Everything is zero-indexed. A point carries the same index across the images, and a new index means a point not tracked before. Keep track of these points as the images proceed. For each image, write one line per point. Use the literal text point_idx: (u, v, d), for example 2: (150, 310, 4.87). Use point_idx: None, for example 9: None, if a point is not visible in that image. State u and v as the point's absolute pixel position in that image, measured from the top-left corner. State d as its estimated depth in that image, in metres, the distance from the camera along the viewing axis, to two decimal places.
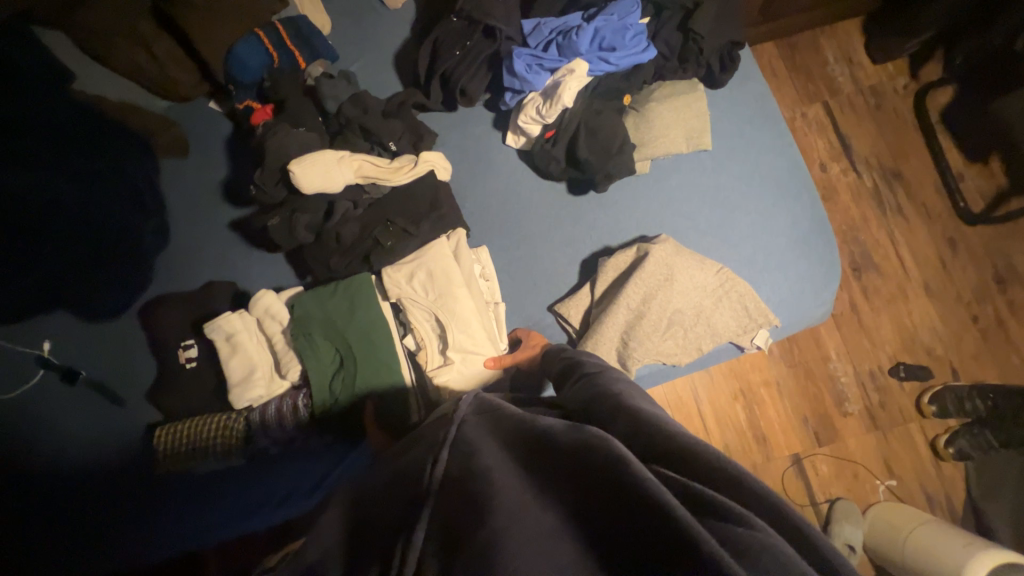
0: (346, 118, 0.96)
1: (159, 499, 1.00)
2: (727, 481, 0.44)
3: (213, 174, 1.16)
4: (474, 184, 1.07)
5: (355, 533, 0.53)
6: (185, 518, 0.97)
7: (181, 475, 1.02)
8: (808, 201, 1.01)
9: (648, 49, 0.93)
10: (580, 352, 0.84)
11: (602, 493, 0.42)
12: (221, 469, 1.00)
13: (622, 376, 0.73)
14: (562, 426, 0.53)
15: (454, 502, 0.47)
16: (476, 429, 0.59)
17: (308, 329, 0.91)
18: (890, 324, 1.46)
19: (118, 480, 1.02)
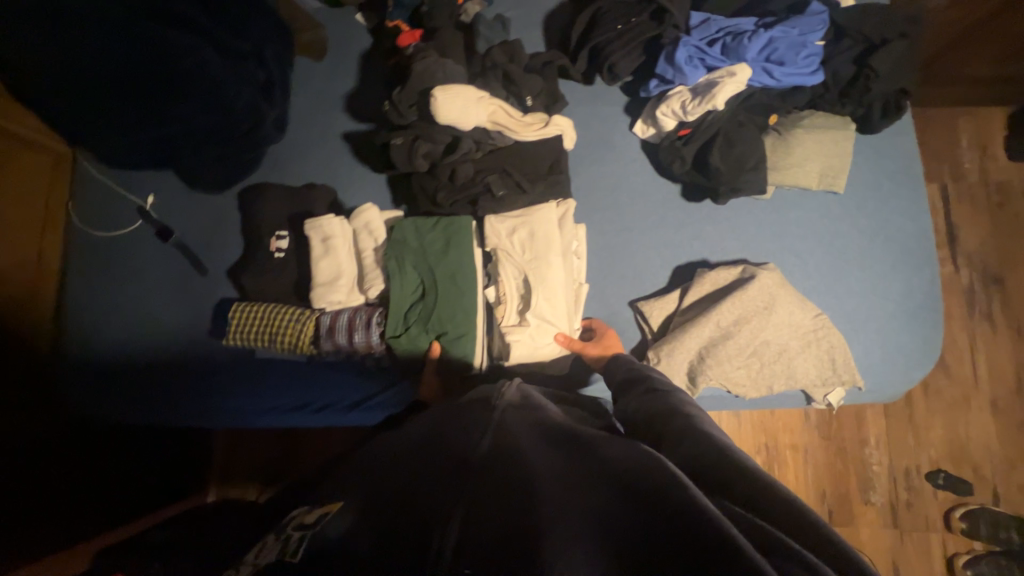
0: (492, 61, 0.95)
1: (216, 372, 1.08)
2: (793, 519, 0.47)
3: (341, 83, 1.18)
4: (589, 162, 1.05)
5: (390, 481, 0.57)
6: (234, 394, 1.05)
7: (240, 356, 1.09)
8: (927, 275, 0.96)
9: (816, 73, 0.89)
10: (639, 363, 0.83)
11: (647, 501, 0.47)
12: (276, 361, 1.06)
13: (684, 398, 0.73)
14: (603, 439, 0.60)
15: (501, 479, 0.53)
16: (518, 422, 0.66)
17: (400, 253, 0.91)
18: (942, 429, 1.68)
19: (187, 342, 1.11)
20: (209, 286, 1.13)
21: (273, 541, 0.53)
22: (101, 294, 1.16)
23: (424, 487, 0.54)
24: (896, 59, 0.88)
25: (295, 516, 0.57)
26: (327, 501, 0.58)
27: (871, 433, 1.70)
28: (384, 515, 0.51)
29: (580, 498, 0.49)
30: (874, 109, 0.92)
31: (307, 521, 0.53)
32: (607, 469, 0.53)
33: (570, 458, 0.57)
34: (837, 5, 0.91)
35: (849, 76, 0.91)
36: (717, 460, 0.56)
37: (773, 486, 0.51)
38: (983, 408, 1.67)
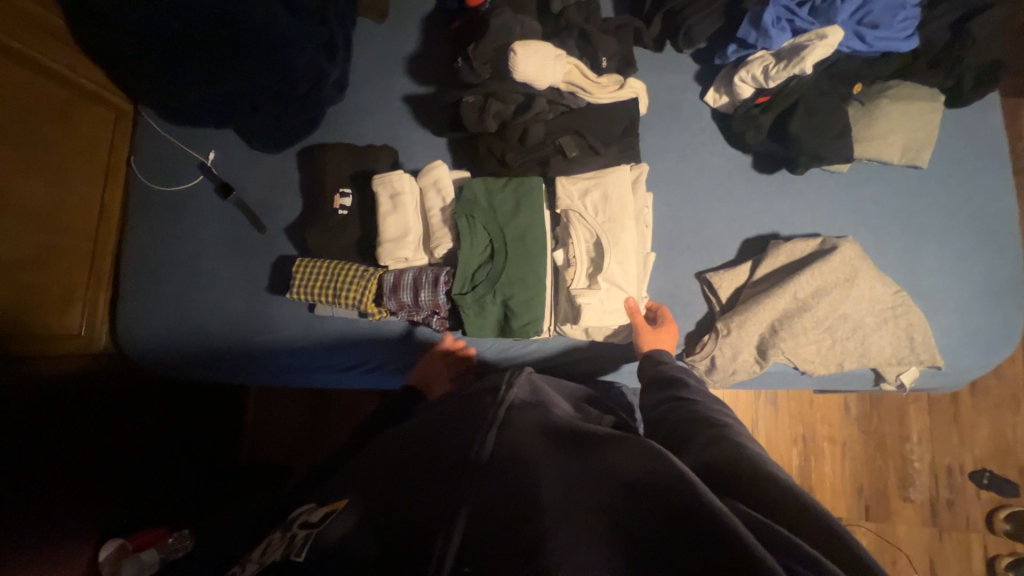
0: (568, 20, 0.93)
1: (272, 330, 1.10)
2: (809, 525, 0.47)
3: (402, 45, 1.16)
4: (658, 129, 1.02)
5: (393, 487, 0.58)
6: (286, 357, 1.11)
7: (285, 322, 1.10)
8: (1012, 257, 0.93)
9: (909, 39, 0.86)
10: (672, 362, 0.82)
11: (654, 512, 0.46)
12: (323, 325, 1.09)
13: (716, 405, 0.72)
14: (615, 436, 0.57)
15: (504, 489, 0.52)
16: (525, 416, 0.63)
17: (470, 211, 0.89)
18: (988, 429, 1.64)
19: (231, 307, 1.12)
20: (267, 244, 1.13)
21: (279, 538, 0.57)
22: (144, 254, 1.16)
23: (426, 496, 0.53)
24: (994, 26, 0.85)
25: (301, 514, 0.62)
26: (330, 499, 0.62)
27: (913, 429, 1.66)
28: (383, 532, 0.52)
29: (584, 503, 0.49)
30: (965, 80, 0.89)
31: (310, 519, 0.57)
32: (618, 477, 0.51)
33: (579, 460, 0.55)
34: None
35: (942, 44, 0.88)
36: (742, 467, 0.55)
37: (798, 495, 0.50)
38: None
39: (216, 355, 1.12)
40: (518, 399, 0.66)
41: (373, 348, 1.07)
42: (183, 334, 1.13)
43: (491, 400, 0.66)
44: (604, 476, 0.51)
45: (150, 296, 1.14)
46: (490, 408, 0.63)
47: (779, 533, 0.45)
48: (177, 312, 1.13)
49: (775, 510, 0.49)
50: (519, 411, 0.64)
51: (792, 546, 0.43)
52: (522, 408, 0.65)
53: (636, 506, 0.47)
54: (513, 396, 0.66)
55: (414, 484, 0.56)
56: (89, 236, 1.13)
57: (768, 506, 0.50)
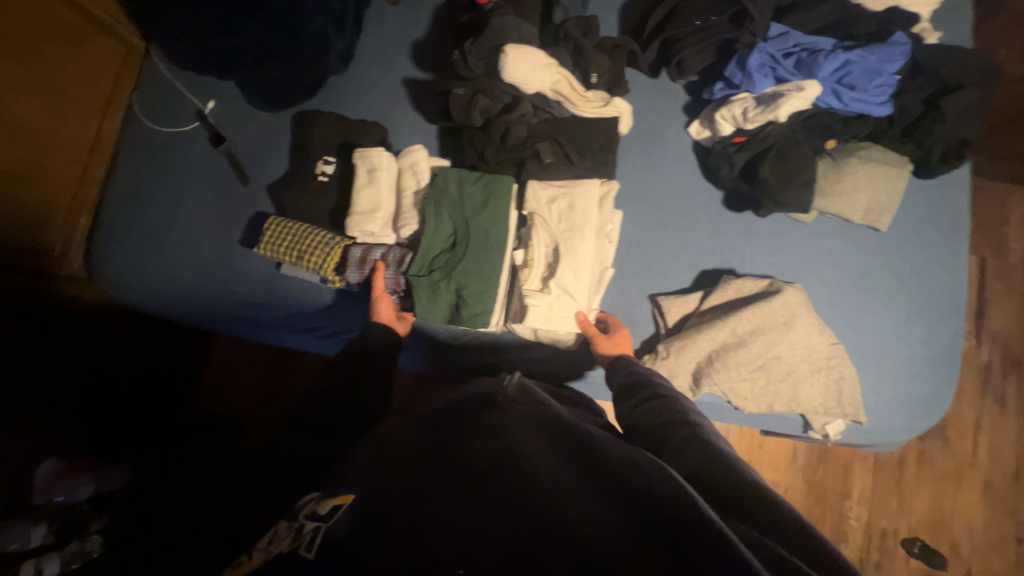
0: (566, 32, 0.96)
1: (238, 281, 1.13)
2: (776, 522, 0.52)
3: (413, 29, 1.20)
4: (637, 152, 1.05)
5: (400, 462, 0.61)
6: (244, 308, 1.14)
7: (250, 273, 1.13)
8: (952, 329, 0.96)
9: (882, 106, 0.90)
10: (640, 363, 0.87)
11: (648, 508, 0.51)
12: (282, 284, 1.11)
13: (685, 406, 0.76)
14: (603, 442, 0.64)
15: (508, 476, 0.56)
16: (524, 422, 0.69)
17: (439, 199, 0.92)
18: (927, 499, 1.67)
19: (203, 251, 1.15)
20: (249, 199, 1.16)
21: (283, 528, 0.53)
22: (129, 188, 1.19)
23: (433, 476, 0.57)
24: (964, 106, 0.89)
25: (307, 502, 0.57)
26: (337, 488, 0.58)
27: (855, 488, 1.69)
28: (392, 515, 0.51)
29: (583, 494, 0.54)
30: (933, 152, 0.92)
31: (319, 511, 0.53)
32: (614, 477, 0.56)
33: (574, 460, 0.61)
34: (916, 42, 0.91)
35: (915, 115, 0.92)
36: (723, 481, 0.59)
37: (768, 497, 0.55)
38: (974, 486, 1.67)
39: (188, 294, 1.15)
40: (515, 408, 0.74)
41: (343, 314, 1.11)
42: (154, 271, 1.15)
43: (493, 409, 0.74)
44: (598, 476, 0.57)
45: (126, 232, 1.17)
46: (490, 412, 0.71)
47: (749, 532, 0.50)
48: (150, 249, 1.16)
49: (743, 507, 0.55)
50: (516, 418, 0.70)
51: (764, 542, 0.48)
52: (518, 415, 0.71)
53: (628, 498, 0.53)
54: (510, 407, 0.74)
55: (421, 463, 0.60)
56: (78, 162, 1.16)
57: (746, 512, 0.54)
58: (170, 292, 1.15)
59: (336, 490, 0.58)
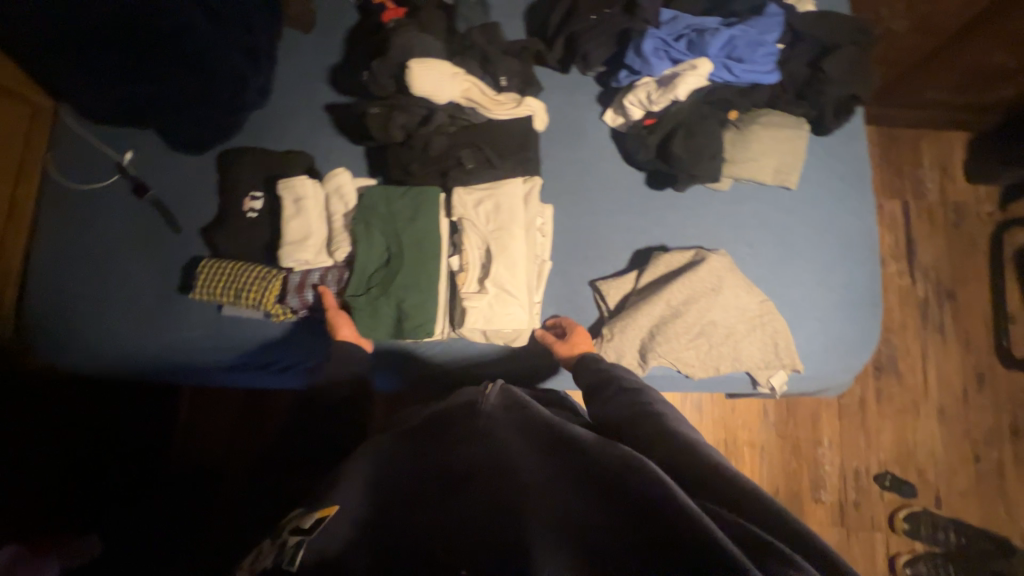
0: (471, 41, 0.99)
1: (185, 325, 1.10)
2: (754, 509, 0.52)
3: (327, 55, 1.20)
4: (559, 146, 1.09)
5: (386, 492, 0.59)
6: (196, 347, 1.10)
7: (194, 314, 1.11)
8: (869, 270, 1.02)
9: (772, 73, 0.96)
10: (605, 357, 0.89)
11: (636, 504, 0.49)
12: (230, 319, 1.10)
13: (653, 395, 0.77)
14: (588, 438, 0.61)
15: (493, 493, 0.54)
16: (504, 425, 0.67)
17: (368, 218, 0.93)
18: (891, 433, 1.77)
19: (141, 302, 1.12)
20: (183, 244, 1.14)
21: (265, 547, 0.53)
22: (55, 249, 1.15)
23: (418, 502, 0.56)
24: (845, 65, 0.95)
25: (291, 518, 0.57)
26: (319, 500, 0.58)
27: (825, 435, 1.76)
28: (380, 551, 0.51)
29: (570, 501, 0.52)
30: (826, 111, 0.99)
31: (302, 524, 0.53)
32: (601, 472, 0.54)
33: (558, 458, 0.59)
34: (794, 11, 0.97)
35: (804, 78, 0.98)
36: (695, 467, 0.60)
37: (749, 484, 0.55)
38: (930, 414, 1.78)
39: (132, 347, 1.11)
40: (495, 410, 0.71)
41: (296, 345, 1.10)
42: (95, 326, 1.11)
43: (472, 412, 0.71)
44: (585, 475, 0.55)
45: (56, 295, 1.12)
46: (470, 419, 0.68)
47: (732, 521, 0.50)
48: (85, 309, 1.12)
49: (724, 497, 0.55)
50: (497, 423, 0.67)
51: (749, 536, 0.48)
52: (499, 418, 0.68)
53: (613, 494, 0.51)
54: (489, 409, 0.71)
55: (406, 489, 0.58)
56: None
57: (727, 500, 0.54)
58: (114, 348, 1.11)
59: (318, 502, 0.58)
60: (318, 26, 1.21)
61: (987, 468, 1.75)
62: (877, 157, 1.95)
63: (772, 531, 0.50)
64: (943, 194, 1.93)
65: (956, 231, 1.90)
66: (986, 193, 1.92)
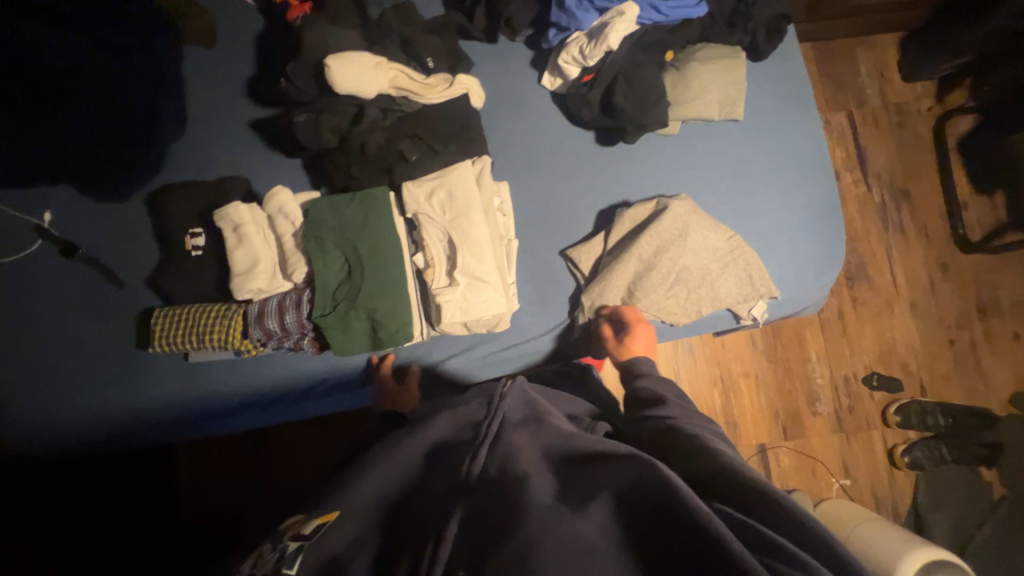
0: (386, 26, 0.93)
1: (169, 373, 1.05)
2: (797, 529, 0.49)
3: (238, 67, 1.12)
4: (502, 119, 1.05)
5: (392, 505, 0.60)
6: (188, 394, 1.04)
7: (177, 361, 1.05)
8: (826, 186, 1.03)
9: (698, 6, 0.92)
10: (649, 376, 0.84)
11: (656, 520, 0.47)
12: (215, 360, 1.03)
13: (693, 417, 0.74)
14: (611, 445, 0.57)
15: (496, 504, 0.52)
16: (520, 430, 0.61)
17: (319, 233, 0.88)
18: (872, 336, 1.85)
19: (105, 366, 1.05)
20: (132, 298, 1.07)
21: (268, 549, 0.58)
22: None
23: (416, 511, 0.56)
24: None
25: (292, 523, 0.62)
26: (319, 510, 0.62)
27: (812, 351, 1.83)
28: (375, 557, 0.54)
29: (583, 517, 0.50)
30: (759, 35, 0.98)
31: (303, 531, 0.58)
32: (622, 485, 0.51)
33: (580, 473, 0.55)
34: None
35: (731, 6, 0.96)
36: (764, 504, 0.51)
37: (791, 504, 0.51)
38: (904, 311, 1.86)
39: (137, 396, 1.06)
40: (514, 412, 0.64)
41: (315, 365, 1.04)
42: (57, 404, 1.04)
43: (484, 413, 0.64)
44: (600, 486, 0.52)
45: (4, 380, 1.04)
46: (483, 420, 0.62)
47: (767, 539, 0.47)
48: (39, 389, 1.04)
49: (761, 512, 0.51)
50: (511, 420, 0.63)
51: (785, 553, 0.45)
52: (515, 417, 0.63)
53: (634, 523, 0.49)
54: (507, 409, 0.63)
55: (409, 498, 0.59)
56: None
57: (767, 518, 0.50)
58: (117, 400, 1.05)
59: (318, 511, 0.62)
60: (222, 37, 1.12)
61: (963, 351, 1.84)
62: (816, 72, 1.97)
63: (803, 546, 0.48)
64: (884, 97, 1.96)
65: (901, 131, 1.95)
66: (924, 88, 1.96)
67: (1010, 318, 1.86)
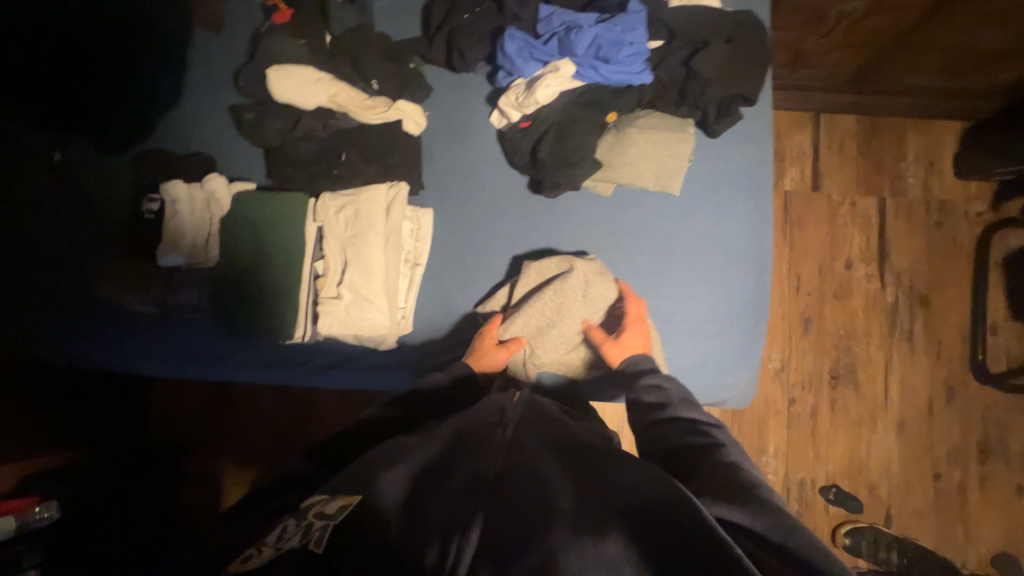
0: (343, 47, 1.01)
1: (137, 317, 1.08)
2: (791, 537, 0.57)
3: (226, 43, 1.18)
4: (441, 147, 1.03)
5: (419, 483, 0.62)
6: (152, 339, 1.07)
7: (138, 310, 1.08)
8: (753, 283, 0.97)
9: (642, 73, 0.93)
10: (653, 372, 0.86)
11: (667, 524, 0.56)
12: (169, 315, 1.06)
13: (695, 415, 0.78)
14: (619, 458, 0.66)
15: (520, 492, 0.59)
16: (530, 435, 0.70)
17: (235, 223, 0.98)
18: (843, 445, 1.68)
19: (65, 292, 1.11)
20: None
21: (292, 525, 0.57)
22: None
23: (443, 492, 0.60)
24: (718, 63, 0.91)
25: (313, 502, 0.61)
26: (342, 487, 0.63)
27: (771, 443, 1.69)
28: (394, 528, 0.56)
29: (599, 518, 0.57)
30: (708, 111, 0.95)
31: (325, 510, 0.58)
32: (630, 493, 0.60)
33: (596, 482, 0.62)
34: (666, 7, 0.96)
35: (680, 78, 0.95)
36: (769, 519, 0.59)
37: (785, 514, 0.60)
38: (888, 428, 1.67)
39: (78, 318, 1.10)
40: (520, 421, 0.73)
41: (231, 340, 1.04)
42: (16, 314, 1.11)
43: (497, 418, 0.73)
44: (609, 493, 0.60)
45: None
46: (496, 424, 0.71)
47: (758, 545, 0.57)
48: None
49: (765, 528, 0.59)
50: (522, 426, 0.72)
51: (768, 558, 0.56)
52: (523, 424, 0.72)
53: (653, 534, 0.55)
54: (511, 415, 0.74)
55: (430, 481, 0.62)
56: None
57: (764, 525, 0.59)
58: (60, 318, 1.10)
59: (340, 489, 0.62)
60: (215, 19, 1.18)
61: (947, 488, 1.64)
62: (856, 147, 1.79)
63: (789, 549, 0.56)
64: (926, 191, 1.76)
65: (938, 231, 1.74)
66: (976, 191, 1.74)
67: (1014, 466, 1.63)
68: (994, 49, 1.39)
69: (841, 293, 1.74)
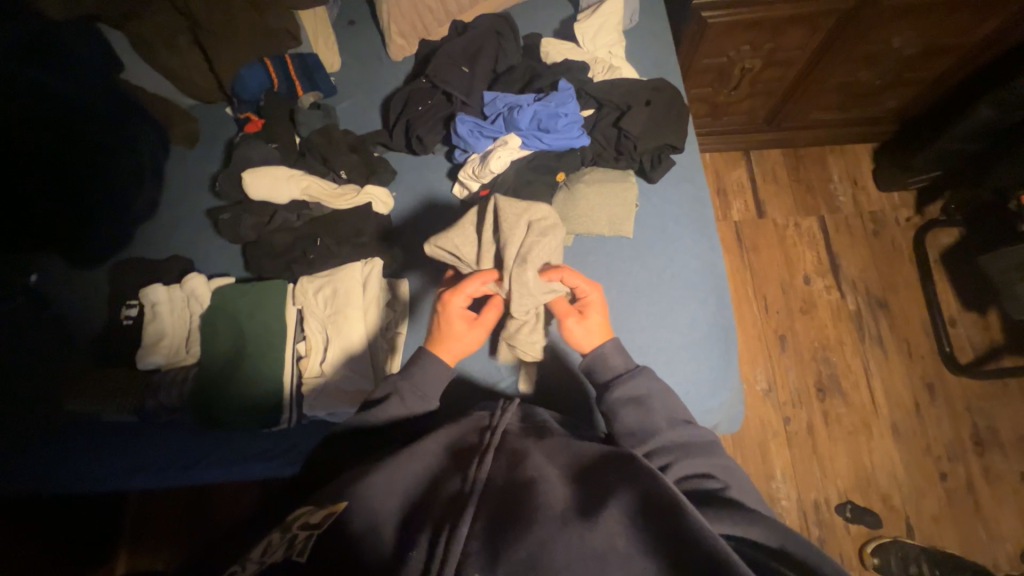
0: (311, 144, 1.11)
1: (110, 432, 1.05)
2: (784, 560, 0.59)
3: (200, 156, 1.28)
4: (410, 223, 1.10)
5: (408, 499, 0.65)
6: (126, 453, 1.03)
7: (113, 422, 1.06)
8: (714, 307, 1.04)
9: (580, 136, 1.06)
10: (626, 376, 0.84)
11: (655, 519, 0.56)
12: (146, 421, 1.05)
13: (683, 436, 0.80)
14: (611, 455, 0.67)
15: (512, 502, 0.60)
16: (522, 441, 0.72)
17: (215, 317, 1.00)
18: (846, 458, 1.67)
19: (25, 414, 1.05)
20: None
21: (279, 538, 0.62)
22: None
23: (436, 503, 0.62)
24: (643, 122, 1.05)
25: (301, 514, 0.66)
26: (330, 500, 0.67)
27: (777, 467, 1.67)
28: (369, 541, 0.59)
29: (588, 516, 0.57)
30: (644, 163, 1.07)
31: (312, 520, 0.62)
32: (618, 490, 0.60)
33: (587, 483, 0.63)
34: (591, 81, 1.12)
35: (614, 137, 1.08)
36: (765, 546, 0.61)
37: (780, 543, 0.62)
38: (884, 433, 1.69)
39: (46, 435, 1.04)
40: (513, 429, 0.74)
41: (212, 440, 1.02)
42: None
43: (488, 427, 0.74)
44: (601, 489, 0.61)
45: None
46: (485, 435, 0.72)
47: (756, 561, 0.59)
48: None
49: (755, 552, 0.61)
50: (512, 435, 0.73)
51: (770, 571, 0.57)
52: (514, 433, 0.73)
53: (644, 524, 0.56)
54: (506, 424, 0.75)
55: (419, 497, 0.64)
56: None
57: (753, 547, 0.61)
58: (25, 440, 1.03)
59: (325, 502, 0.66)
60: (192, 135, 1.28)
61: (957, 487, 1.63)
62: (788, 175, 1.98)
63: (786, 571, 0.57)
64: (858, 205, 1.94)
65: (878, 240, 1.89)
66: (901, 199, 1.93)
67: (1012, 455, 1.65)
68: (874, 82, 1.64)
69: (806, 307, 1.83)
